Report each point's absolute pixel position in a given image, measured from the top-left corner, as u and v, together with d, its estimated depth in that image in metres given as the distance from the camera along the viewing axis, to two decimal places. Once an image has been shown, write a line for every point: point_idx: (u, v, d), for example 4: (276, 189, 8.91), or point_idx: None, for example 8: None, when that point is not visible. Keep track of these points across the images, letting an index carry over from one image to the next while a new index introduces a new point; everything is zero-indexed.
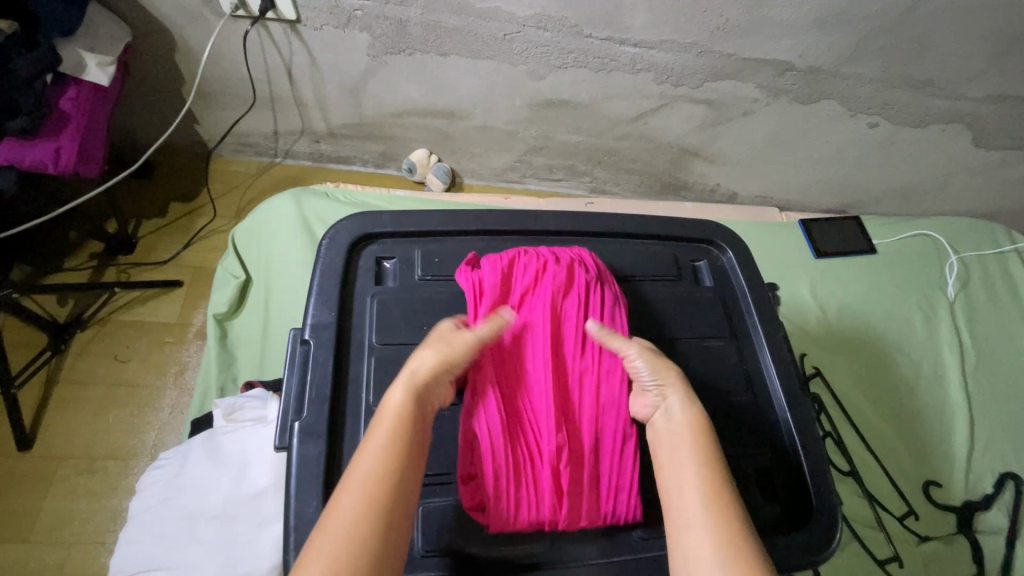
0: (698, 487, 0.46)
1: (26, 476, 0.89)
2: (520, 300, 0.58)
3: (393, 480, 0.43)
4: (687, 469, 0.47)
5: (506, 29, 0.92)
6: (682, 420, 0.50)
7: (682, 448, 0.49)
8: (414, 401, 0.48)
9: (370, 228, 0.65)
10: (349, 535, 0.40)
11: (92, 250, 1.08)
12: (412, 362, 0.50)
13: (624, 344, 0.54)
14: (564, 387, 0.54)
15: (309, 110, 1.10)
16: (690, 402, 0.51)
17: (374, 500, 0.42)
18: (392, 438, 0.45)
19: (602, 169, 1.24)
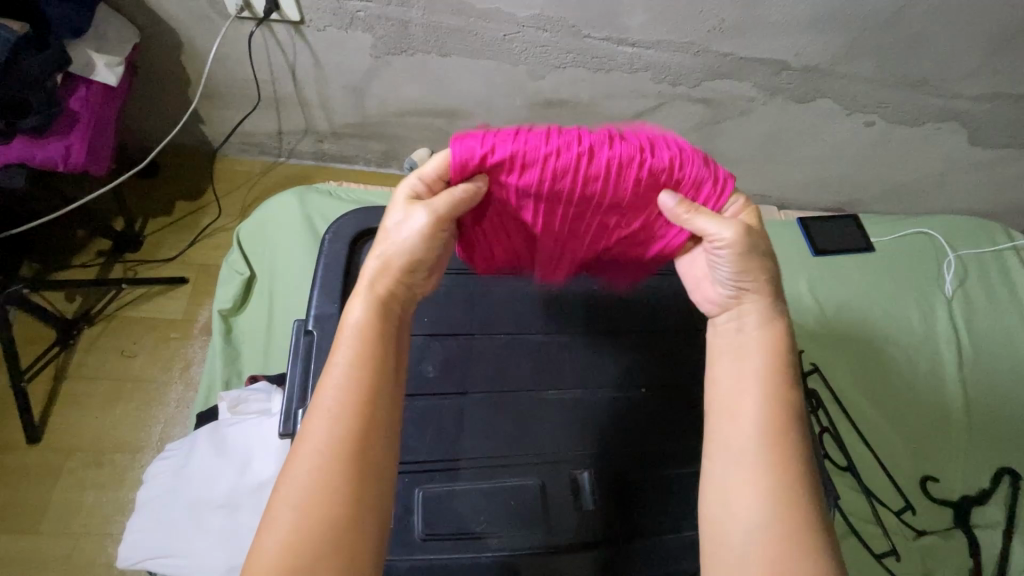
0: (760, 415, 0.43)
1: (35, 468, 0.90)
2: (573, 141, 0.47)
3: (358, 410, 0.40)
4: (748, 392, 0.44)
5: (506, 30, 0.94)
6: (760, 336, 0.47)
7: (750, 367, 0.46)
8: (374, 325, 0.44)
9: (372, 223, 0.66)
10: (317, 474, 0.38)
11: (99, 248, 1.09)
12: (375, 266, 0.46)
13: (712, 228, 0.47)
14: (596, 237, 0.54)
15: (313, 110, 1.12)
16: (769, 321, 0.47)
17: (339, 433, 0.39)
18: (354, 362, 0.42)
19: None
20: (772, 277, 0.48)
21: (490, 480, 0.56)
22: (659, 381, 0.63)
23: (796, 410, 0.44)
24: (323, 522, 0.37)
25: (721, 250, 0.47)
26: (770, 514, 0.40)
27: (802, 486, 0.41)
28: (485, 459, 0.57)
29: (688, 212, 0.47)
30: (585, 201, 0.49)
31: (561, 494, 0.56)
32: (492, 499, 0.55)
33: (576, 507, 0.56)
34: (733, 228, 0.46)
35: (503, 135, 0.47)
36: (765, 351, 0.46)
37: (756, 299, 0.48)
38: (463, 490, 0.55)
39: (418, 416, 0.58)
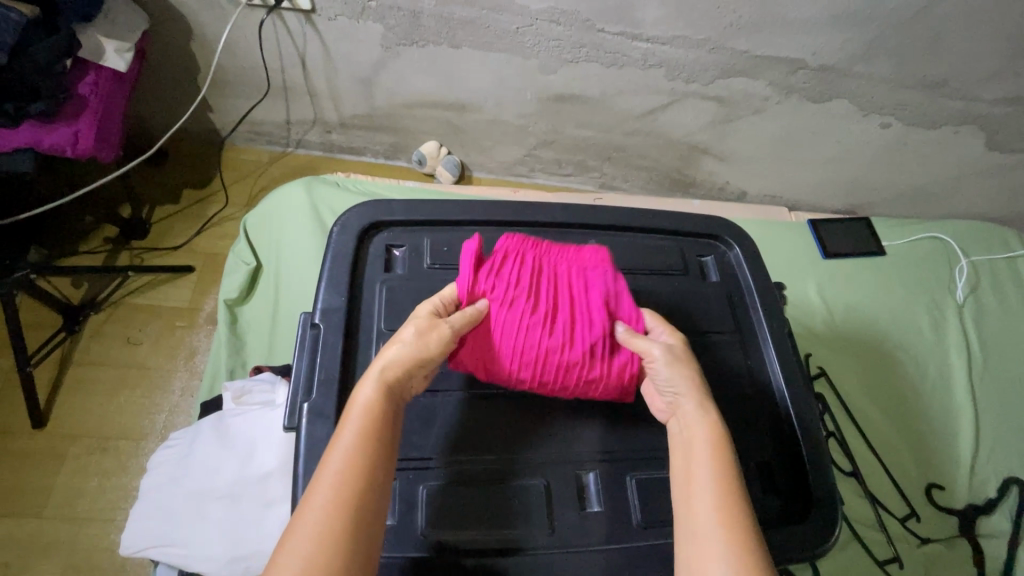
0: (713, 512, 0.44)
1: (40, 452, 0.90)
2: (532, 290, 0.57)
3: (360, 471, 0.42)
4: (699, 490, 0.45)
5: (518, 23, 0.93)
6: (704, 430, 0.49)
7: (696, 464, 0.47)
8: (380, 408, 0.46)
9: (381, 216, 0.65)
10: (321, 536, 0.39)
11: (106, 235, 1.09)
12: (384, 353, 0.49)
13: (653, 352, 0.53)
14: (569, 367, 0.55)
15: (322, 100, 1.11)
16: (708, 413, 0.50)
17: (342, 501, 0.41)
18: (359, 430, 0.44)
19: (611, 164, 1.24)
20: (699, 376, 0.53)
21: (496, 480, 0.56)
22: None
23: (741, 489, 0.45)
24: None
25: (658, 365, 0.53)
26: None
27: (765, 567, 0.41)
28: (490, 458, 0.56)
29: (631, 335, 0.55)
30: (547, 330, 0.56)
31: (566, 495, 0.56)
32: (497, 501, 0.55)
33: (581, 509, 0.56)
34: (670, 354, 0.54)
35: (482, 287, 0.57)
36: (708, 443, 0.48)
37: (688, 388, 0.51)
38: (466, 489, 0.55)
39: (423, 412, 0.57)
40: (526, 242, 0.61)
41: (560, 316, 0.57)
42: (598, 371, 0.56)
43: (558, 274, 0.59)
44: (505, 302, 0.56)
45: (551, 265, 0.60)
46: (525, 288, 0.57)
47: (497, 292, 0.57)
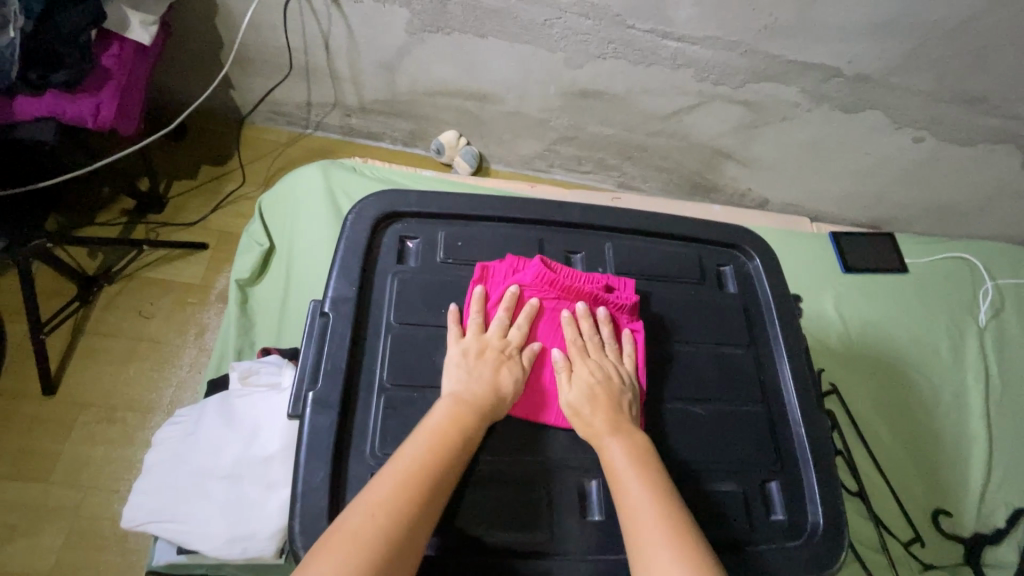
0: (648, 518, 0.45)
1: (48, 419, 0.91)
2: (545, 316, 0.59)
3: (419, 490, 0.43)
4: (648, 540, 0.44)
5: (547, 14, 0.91)
6: (630, 473, 0.48)
7: (615, 461, 0.49)
8: (453, 423, 0.49)
9: (396, 206, 0.64)
10: (381, 514, 0.41)
11: (123, 207, 1.10)
12: (460, 378, 0.52)
13: (567, 403, 0.54)
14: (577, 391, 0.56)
15: (344, 83, 1.10)
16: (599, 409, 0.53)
17: (405, 493, 0.43)
18: (431, 445, 0.47)
19: (631, 164, 1.22)
20: (618, 413, 0.53)
21: (497, 482, 0.54)
22: (673, 394, 0.61)
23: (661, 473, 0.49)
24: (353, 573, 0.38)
25: (575, 419, 0.53)
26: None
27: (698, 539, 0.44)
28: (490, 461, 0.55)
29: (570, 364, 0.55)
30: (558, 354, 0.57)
31: (567, 503, 0.55)
32: (496, 502, 0.54)
33: (581, 518, 0.55)
34: (579, 391, 0.54)
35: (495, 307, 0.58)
36: (638, 481, 0.48)
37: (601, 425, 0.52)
38: (465, 489, 0.54)
39: None
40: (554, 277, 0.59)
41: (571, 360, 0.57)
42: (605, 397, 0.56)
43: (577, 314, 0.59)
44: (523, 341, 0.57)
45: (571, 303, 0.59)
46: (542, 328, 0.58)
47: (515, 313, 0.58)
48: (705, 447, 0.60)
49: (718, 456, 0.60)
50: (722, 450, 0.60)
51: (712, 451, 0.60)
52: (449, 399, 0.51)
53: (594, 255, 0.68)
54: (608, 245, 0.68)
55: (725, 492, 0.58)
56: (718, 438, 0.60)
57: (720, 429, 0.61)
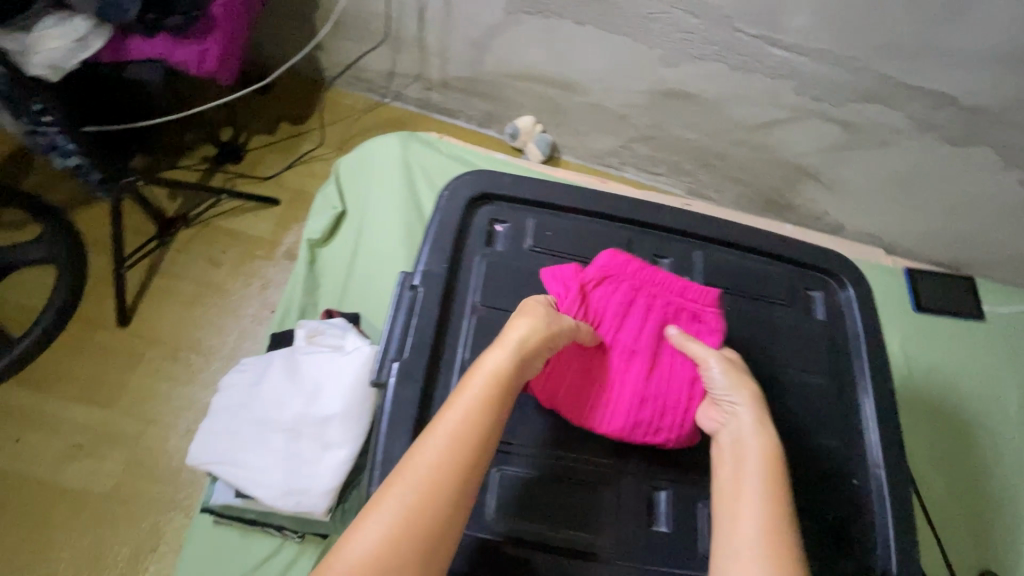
0: (758, 528, 0.44)
1: (117, 349, 0.94)
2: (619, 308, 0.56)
3: (466, 456, 0.42)
4: (747, 523, 0.44)
5: (652, 8, 0.88)
6: (757, 472, 0.47)
7: (749, 463, 0.48)
8: (503, 375, 0.46)
9: (490, 188, 0.64)
10: (429, 481, 0.41)
11: (204, 154, 1.12)
12: (516, 327, 0.48)
13: (725, 375, 0.52)
14: (639, 389, 0.54)
15: (430, 57, 1.10)
16: (760, 410, 0.51)
17: (453, 458, 0.42)
18: (476, 409, 0.44)
19: (707, 171, 1.19)
20: (766, 416, 0.51)
21: (570, 478, 0.54)
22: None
23: (789, 492, 0.47)
24: (407, 538, 0.39)
25: (737, 391, 0.51)
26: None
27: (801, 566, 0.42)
28: (564, 457, 0.55)
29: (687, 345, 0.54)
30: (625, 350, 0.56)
31: (635, 510, 0.55)
32: (564, 497, 0.54)
33: (647, 527, 0.54)
34: (730, 372, 0.52)
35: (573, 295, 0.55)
36: (762, 492, 0.46)
37: (749, 400, 0.51)
38: (537, 481, 0.54)
39: None
40: (627, 268, 0.58)
41: (642, 354, 0.56)
42: (669, 396, 0.54)
43: (653, 307, 0.57)
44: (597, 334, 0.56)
45: (648, 294, 0.57)
46: (617, 319, 0.56)
47: (589, 304, 0.56)
48: None
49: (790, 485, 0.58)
50: (796, 480, 0.58)
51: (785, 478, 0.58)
52: (501, 348, 0.47)
53: (682, 262, 0.66)
54: (698, 255, 0.67)
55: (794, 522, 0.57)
56: (792, 467, 0.59)
57: (794, 457, 0.59)
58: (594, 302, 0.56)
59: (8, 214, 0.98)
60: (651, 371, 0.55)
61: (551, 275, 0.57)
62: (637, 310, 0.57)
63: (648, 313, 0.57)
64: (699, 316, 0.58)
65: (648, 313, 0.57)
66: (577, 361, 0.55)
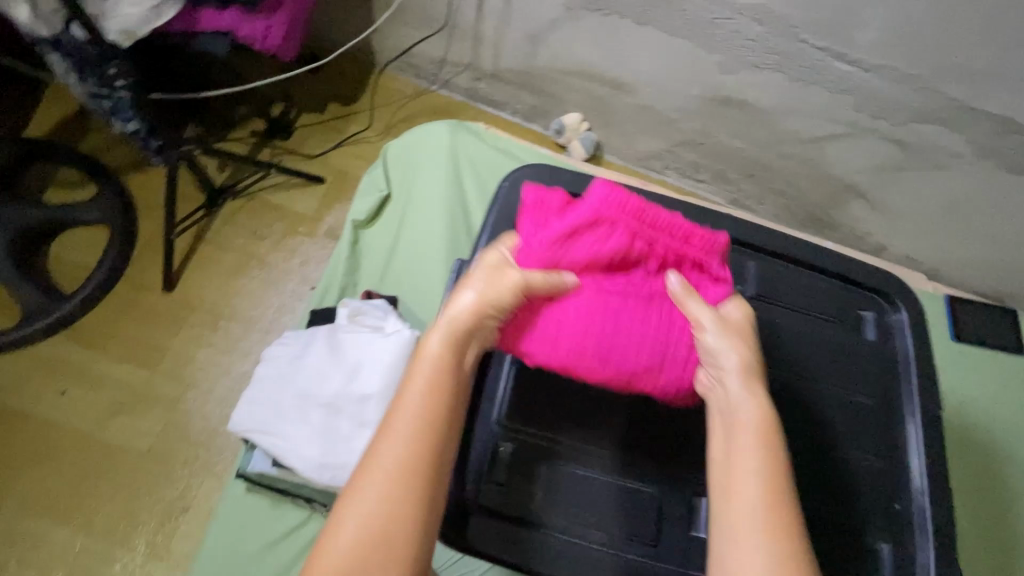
0: (755, 506, 0.43)
1: (161, 312, 0.96)
2: (605, 252, 0.52)
3: (427, 444, 0.45)
4: (744, 501, 0.44)
5: (717, 13, 0.87)
6: (750, 443, 0.46)
7: (743, 437, 0.46)
8: (449, 358, 0.48)
9: (549, 183, 0.64)
10: (397, 475, 0.44)
11: (253, 128, 1.14)
12: (453, 306, 0.50)
13: (718, 331, 0.49)
14: (623, 340, 0.50)
15: (484, 47, 1.10)
16: (750, 372, 0.49)
17: (414, 448, 0.45)
18: (426, 397, 0.46)
19: (751, 182, 1.18)
20: (755, 378, 0.49)
21: (615, 477, 0.55)
22: (791, 429, 0.61)
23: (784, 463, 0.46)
24: (388, 528, 0.43)
25: (728, 350, 0.49)
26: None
27: (799, 540, 0.43)
28: (610, 456, 0.56)
29: (683, 297, 0.51)
30: (611, 298, 0.52)
31: (676, 515, 0.55)
32: (605, 496, 0.55)
33: (687, 532, 0.55)
34: (724, 328, 0.50)
35: (553, 239, 0.52)
36: (756, 468, 0.45)
37: (737, 364, 0.49)
38: (581, 477, 0.55)
39: (555, 390, 0.57)
40: (622, 207, 0.53)
41: (636, 303, 0.52)
42: (658, 349, 0.51)
43: (647, 255, 0.54)
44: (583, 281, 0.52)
45: (641, 239, 0.53)
46: (606, 267, 0.53)
47: (571, 249, 0.52)
48: (812, 489, 0.59)
49: (826, 503, 0.59)
50: (832, 498, 0.59)
51: (820, 493, 0.59)
52: (440, 333, 0.49)
53: (735, 271, 0.66)
54: (751, 265, 0.67)
55: (826, 539, 0.58)
56: (829, 485, 0.59)
57: (832, 474, 0.60)
58: (577, 246, 0.52)
59: (65, 172, 1.01)
60: (639, 320, 0.51)
61: (530, 210, 0.54)
62: (629, 257, 0.53)
63: (640, 262, 0.54)
64: (693, 267, 0.55)
65: (640, 261, 0.54)
66: (559, 305, 0.51)
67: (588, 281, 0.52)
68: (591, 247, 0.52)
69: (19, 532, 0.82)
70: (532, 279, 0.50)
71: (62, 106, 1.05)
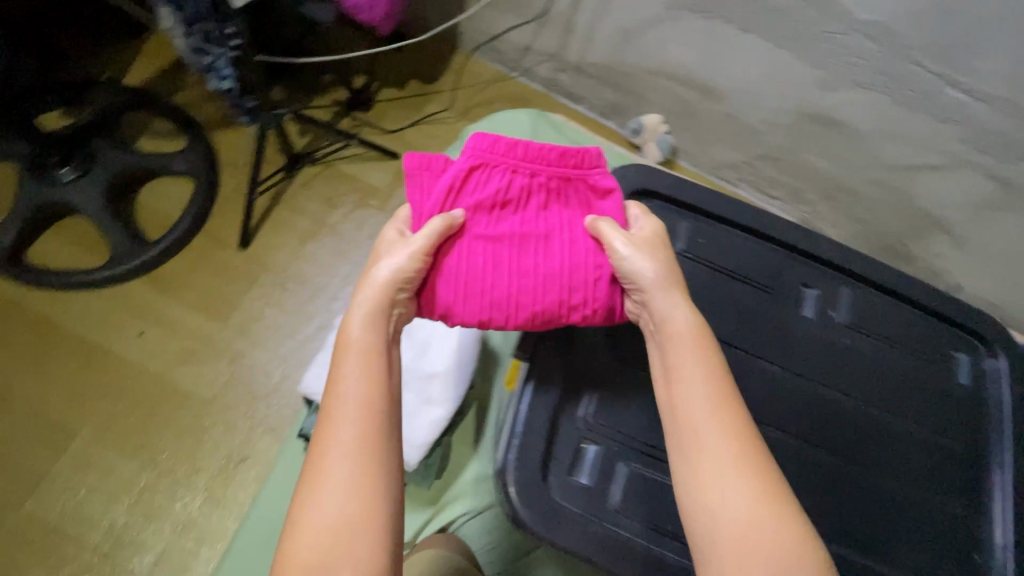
0: (705, 410, 0.45)
1: (235, 268, 0.99)
2: (497, 198, 0.54)
3: (373, 424, 0.44)
4: (696, 410, 0.45)
5: (831, 27, 0.83)
6: (687, 347, 0.47)
7: (678, 348, 0.48)
8: (376, 338, 0.47)
9: (651, 184, 0.64)
10: (351, 464, 0.42)
11: (336, 97, 1.15)
12: (367, 288, 0.49)
13: (626, 245, 0.50)
14: (541, 277, 0.52)
15: (573, 38, 1.08)
16: (669, 276, 0.50)
17: (360, 432, 0.43)
18: (363, 382, 0.45)
19: (827, 203, 1.14)
20: (677, 281, 0.50)
21: None
22: (868, 461, 0.60)
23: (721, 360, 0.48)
24: (355, 521, 0.41)
25: (638, 259, 0.49)
26: (781, 531, 0.41)
27: (749, 431, 0.45)
28: None
29: (593, 222, 0.53)
30: (518, 241, 0.53)
31: None
32: None
33: None
34: (632, 241, 0.51)
35: (442, 194, 0.53)
36: (699, 373, 0.46)
37: (654, 276, 0.49)
38: (662, 483, 0.53)
39: (646, 393, 0.55)
40: (497, 149, 0.54)
41: (537, 238, 0.53)
42: (578, 279, 0.52)
43: (531, 187, 0.55)
44: (479, 229, 0.53)
45: (526, 177, 0.55)
46: (496, 210, 0.54)
47: (461, 202, 0.53)
48: (895, 526, 0.58)
49: (908, 542, 0.58)
50: (913, 538, 0.58)
51: (890, 529, 0.58)
52: (363, 318, 0.48)
53: (828, 295, 0.65)
54: (845, 291, 0.65)
55: None
56: (911, 524, 0.59)
57: (902, 511, 0.59)
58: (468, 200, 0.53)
59: (157, 123, 1.04)
60: (550, 255, 0.52)
61: (412, 176, 0.54)
62: (514, 195, 0.54)
63: (526, 196, 0.55)
64: (580, 189, 0.56)
65: (526, 195, 0.55)
66: (462, 254, 0.52)
67: (489, 228, 0.53)
68: (483, 195, 0.53)
69: (90, 460, 0.86)
70: (427, 231, 0.50)
71: (159, 59, 1.08)
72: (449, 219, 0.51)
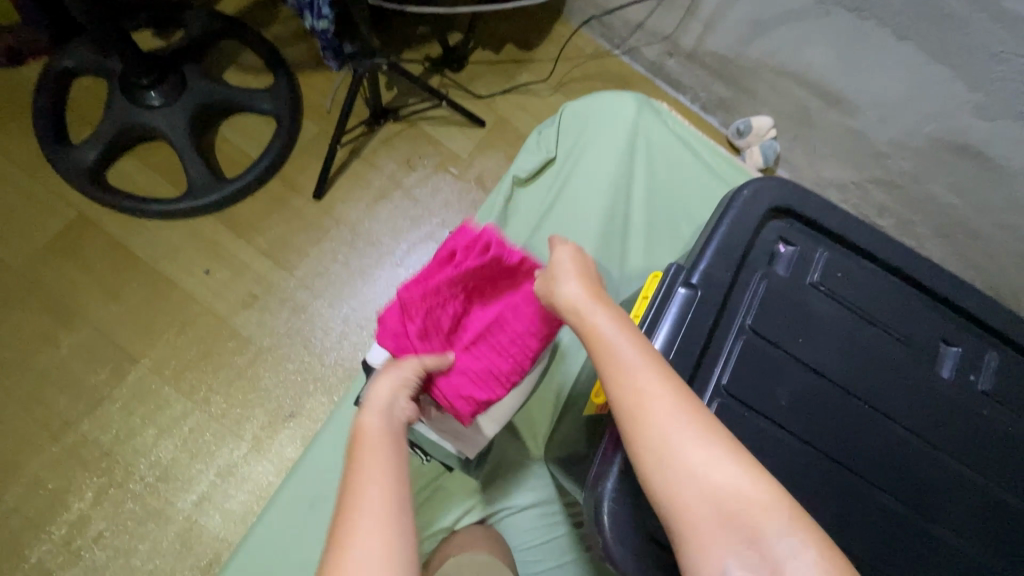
0: (648, 375, 0.41)
1: (305, 218, 0.96)
2: (452, 313, 0.56)
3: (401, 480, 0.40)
4: (639, 379, 0.41)
5: (1008, 45, 0.72)
6: (612, 324, 0.45)
7: (602, 325, 0.45)
8: (386, 417, 0.45)
9: (791, 203, 0.57)
10: (383, 515, 0.37)
11: (428, 53, 1.10)
12: (376, 391, 0.48)
13: (547, 288, 0.50)
14: (527, 340, 0.58)
15: (693, 22, 1.00)
16: (578, 269, 0.50)
17: (388, 486, 0.39)
18: (382, 444, 0.42)
19: (939, 242, 1.02)
20: (590, 279, 0.49)
21: None
22: (988, 548, 0.53)
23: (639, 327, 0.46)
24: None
25: (558, 283, 0.49)
26: (744, 472, 0.38)
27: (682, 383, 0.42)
28: None
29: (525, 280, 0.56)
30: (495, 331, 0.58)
31: None
32: None
33: None
34: (548, 281, 0.50)
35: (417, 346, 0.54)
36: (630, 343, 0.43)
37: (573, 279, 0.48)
38: None
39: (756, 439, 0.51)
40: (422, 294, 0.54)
41: (505, 321, 0.58)
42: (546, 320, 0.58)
43: (467, 294, 0.57)
44: (462, 343, 0.57)
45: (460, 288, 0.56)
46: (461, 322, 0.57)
47: (433, 340, 0.55)
48: None
49: None
50: None
51: None
52: (369, 412, 0.45)
53: (972, 358, 0.57)
54: (991, 355, 0.58)
55: None
56: None
57: None
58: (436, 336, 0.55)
59: (247, 56, 1.00)
60: (524, 326, 0.58)
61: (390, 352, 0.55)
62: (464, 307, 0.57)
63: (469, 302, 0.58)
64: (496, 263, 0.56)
65: (468, 300, 0.57)
66: (465, 369, 0.56)
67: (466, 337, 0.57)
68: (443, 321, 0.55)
69: (146, 391, 0.86)
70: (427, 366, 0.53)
71: None
72: (440, 360, 0.54)
